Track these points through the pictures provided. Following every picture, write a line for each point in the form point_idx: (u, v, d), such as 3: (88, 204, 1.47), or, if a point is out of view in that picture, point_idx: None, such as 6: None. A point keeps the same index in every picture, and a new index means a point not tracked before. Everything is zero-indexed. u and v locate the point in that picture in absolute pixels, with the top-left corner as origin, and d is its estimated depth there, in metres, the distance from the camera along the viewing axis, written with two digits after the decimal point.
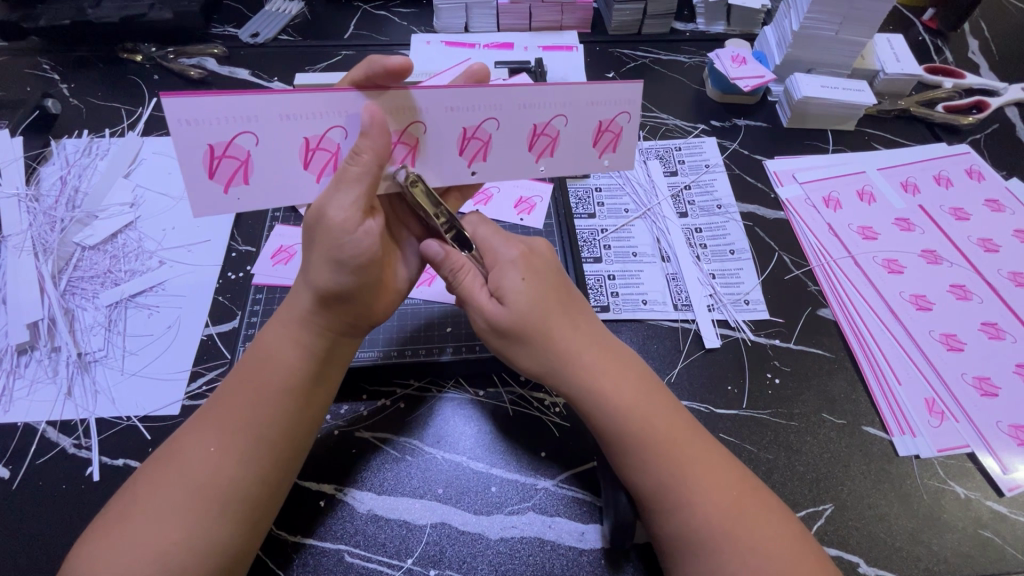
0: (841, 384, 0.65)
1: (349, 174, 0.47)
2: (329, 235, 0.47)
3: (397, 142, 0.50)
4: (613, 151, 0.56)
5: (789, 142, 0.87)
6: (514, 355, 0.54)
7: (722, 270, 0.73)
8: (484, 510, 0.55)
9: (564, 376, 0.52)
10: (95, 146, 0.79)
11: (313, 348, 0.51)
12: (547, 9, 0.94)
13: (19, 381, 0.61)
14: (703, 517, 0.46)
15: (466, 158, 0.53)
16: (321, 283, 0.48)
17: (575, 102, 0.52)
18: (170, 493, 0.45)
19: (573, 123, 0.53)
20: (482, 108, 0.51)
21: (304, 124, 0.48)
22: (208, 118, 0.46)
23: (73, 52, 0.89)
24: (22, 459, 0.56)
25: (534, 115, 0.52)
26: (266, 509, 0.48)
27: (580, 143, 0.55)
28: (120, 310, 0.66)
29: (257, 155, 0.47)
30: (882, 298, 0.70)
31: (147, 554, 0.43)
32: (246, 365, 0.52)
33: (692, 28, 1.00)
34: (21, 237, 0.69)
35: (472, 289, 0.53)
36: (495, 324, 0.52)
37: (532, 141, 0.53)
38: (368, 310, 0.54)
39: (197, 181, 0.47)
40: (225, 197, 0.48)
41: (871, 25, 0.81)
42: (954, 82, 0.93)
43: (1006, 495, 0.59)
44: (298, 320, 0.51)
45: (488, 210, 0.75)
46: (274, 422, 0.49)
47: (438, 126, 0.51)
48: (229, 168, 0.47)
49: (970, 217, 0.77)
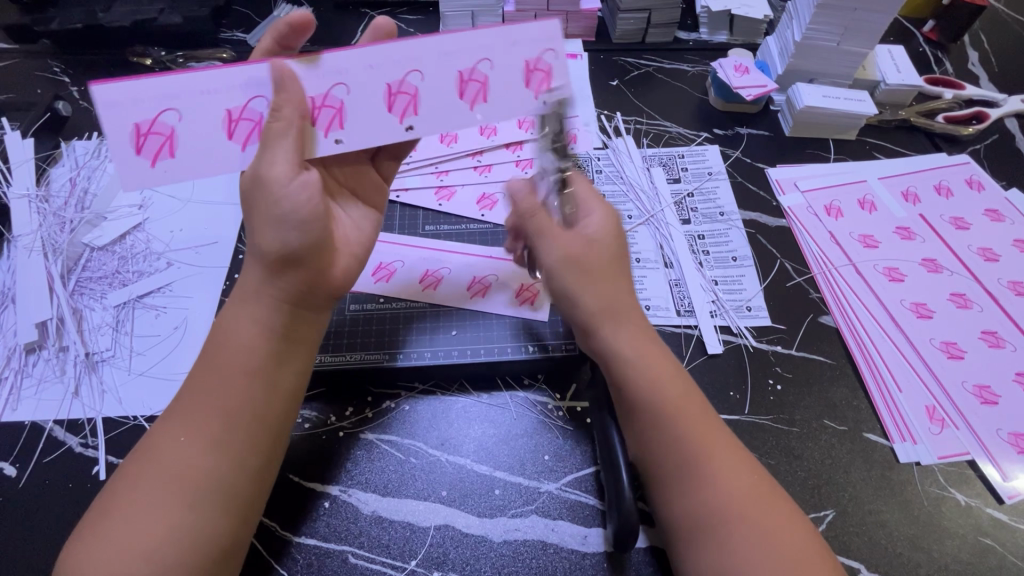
0: (843, 391, 0.66)
1: (274, 131, 0.49)
2: (267, 195, 0.48)
3: (321, 107, 0.52)
4: (546, 91, 0.56)
5: (791, 151, 0.88)
6: (575, 290, 0.55)
7: (725, 276, 0.74)
8: (488, 513, 0.55)
9: (608, 326, 0.54)
10: (104, 148, 0.80)
11: (267, 323, 0.51)
12: (553, 18, 0.96)
13: (27, 380, 0.62)
14: (711, 497, 0.48)
15: (396, 114, 0.53)
16: (269, 244, 0.49)
17: (497, 45, 0.54)
18: (150, 489, 0.46)
19: (499, 68, 0.54)
20: (400, 62, 0.53)
21: (224, 97, 0.50)
22: (133, 100, 0.49)
23: (84, 56, 0.91)
24: (29, 458, 0.56)
25: (456, 63, 0.54)
26: (253, 497, 0.49)
27: (510, 86, 0.55)
28: (127, 310, 0.66)
29: (179, 129, 0.50)
30: (883, 306, 0.71)
31: (132, 550, 0.43)
32: (208, 353, 0.51)
33: (695, 37, 1.02)
34: (31, 238, 0.70)
35: (546, 227, 0.56)
36: (569, 252, 0.55)
37: (460, 88, 0.54)
38: (324, 276, 0.53)
39: (126, 158, 0.50)
40: (154, 171, 0.51)
41: (872, 37, 0.82)
42: (955, 93, 0.94)
43: (1006, 503, 0.59)
44: (251, 293, 0.51)
45: (493, 215, 0.75)
46: (246, 407, 0.49)
47: (360, 87, 0.52)
48: (156, 143, 0.50)
49: (970, 226, 0.78)
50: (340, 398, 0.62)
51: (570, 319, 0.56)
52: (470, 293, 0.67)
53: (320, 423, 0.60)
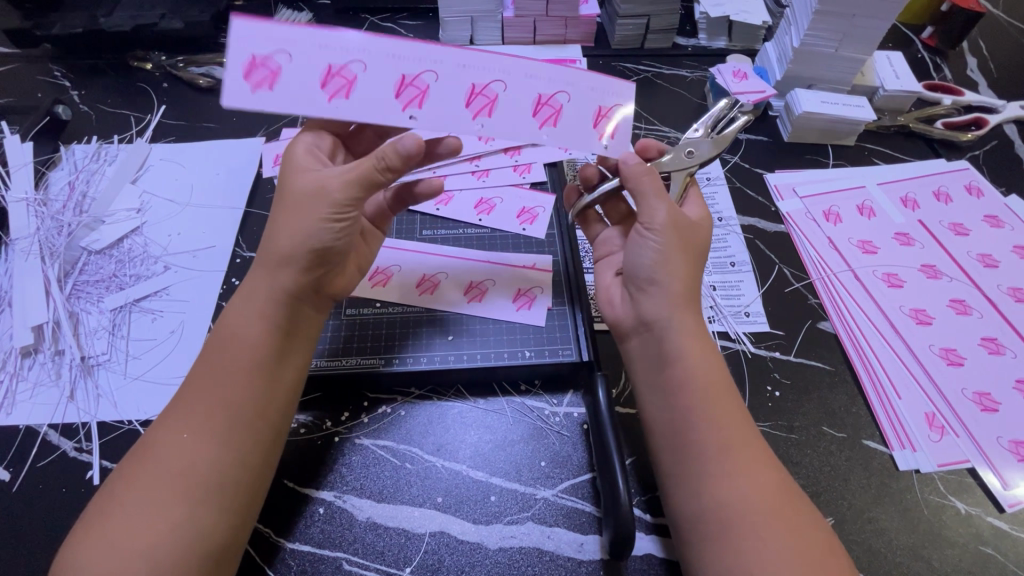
0: (841, 397, 0.66)
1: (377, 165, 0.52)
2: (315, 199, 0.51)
3: (409, 85, 0.51)
4: (612, 136, 0.57)
5: (789, 157, 0.87)
6: (674, 253, 0.55)
7: (723, 281, 0.74)
8: (484, 519, 0.55)
9: (683, 312, 0.54)
10: (104, 152, 0.80)
11: (271, 317, 0.52)
12: (552, 23, 0.96)
13: (23, 384, 0.62)
14: (737, 494, 0.47)
15: (471, 109, 0.53)
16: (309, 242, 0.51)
17: (579, 83, 0.55)
18: (148, 485, 0.45)
19: (575, 101, 0.55)
20: (490, 69, 0.53)
21: (340, 55, 0.50)
22: (262, 32, 0.49)
23: (85, 60, 0.91)
24: (23, 462, 0.56)
25: (539, 86, 0.54)
26: (253, 492, 0.48)
27: (580, 121, 0.55)
28: (124, 314, 0.66)
29: (288, 70, 0.49)
30: (882, 312, 0.71)
31: (130, 547, 0.43)
32: (209, 351, 0.51)
33: (694, 43, 1.02)
34: (29, 241, 0.70)
35: (661, 190, 0.57)
36: (677, 217, 0.56)
37: (535, 108, 0.54)
38: (330, 278, 0.57)
39: (233, 78, 0.49)
40: (250, 98, 0.49)
41: (870, 43, 0.82)
42: (953, 99, 0.94)
43: (1007, 512, 0.59)
44: (264, 293, 0.52)
45: (491, 220, 0.75)
46: (247, 401, 0.49)
47: (450, 80, 0.52)
48: (261, 75, 0.49)
49: (970, 233, 0.78)
50: (335, 404, 0.61)
51: (652, 277, 0.55)
52: (466, 297, 0.67)
53: (315, 428, 0.60)
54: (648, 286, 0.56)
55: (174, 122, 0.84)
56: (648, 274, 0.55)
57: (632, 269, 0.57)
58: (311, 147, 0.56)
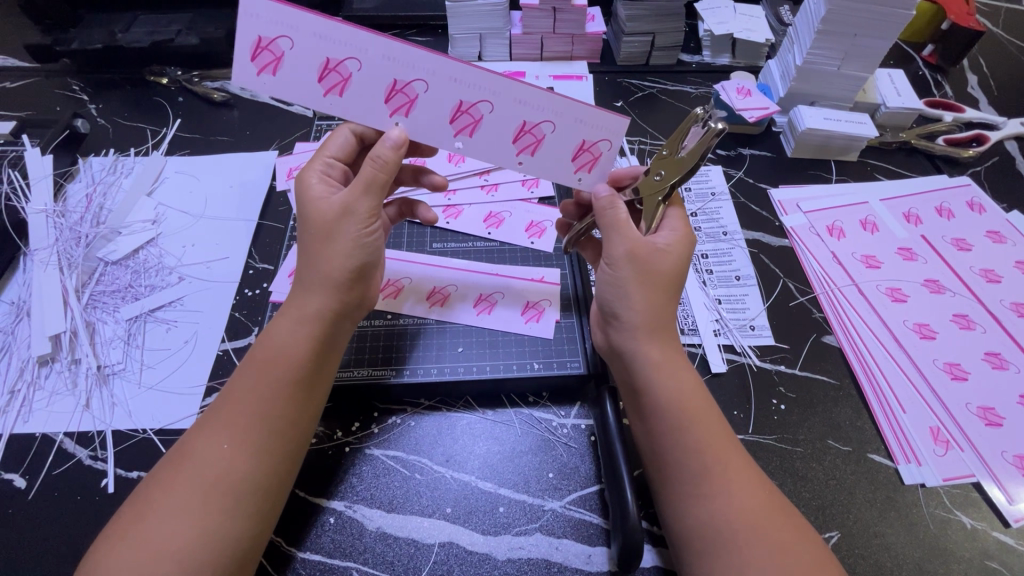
0: (847, 411, 0.66)
1: (377, 180, 0.52)
2: (330, 223, 0.52)
3: (396, 93, 0.52)
4: (588, 171, 0.57)
5: (793, 172, 0.89)
6: (631, 286, 0.54)
7: (728, 295, 0.75)
8: (492, 530, 0.56)
9: (650, 340, 0.54)
10: (121, 165, 0.82)
11: (317, 338, 0.52)
12: (559, 40, 0.98)
13: (40, 393, 0.63)
14: (726, 513, 0.47)
15: (454, 128, 0.54)
16: (336, 266, 0.52)
17: (567, 114, 0.53)
18: (183, 491, 0.46)
19: (560, 133, 0.54)
20: (480, 88, 0.52)
21: (334, 49, 0.50)
22: (266, 14, 0.49)
23: (103, 74, 0.93)
24: (39, 470, 0.57)
25: (527, 113, 0.53)
26: (275, 502, 0.49)
27: (560, 154, 0.56)
28: (139, 324, 0.68)
29: (290, 58, 0.50)
30: (885, 325, 0.71)
31: (162, 552, 0.43)
32: (250, 359, 0.52)
33: (698, 60, 1.04)
34: (47, 252, 0.71)
35: (625, 220, 0.55)
36: (639, 249, 0.54)
37: (517, 135, 0.54)
38: (366, 295, 0.58)
39: (239, 60, 0.51)
40: (256, 80, 0.52)
41: (871, 62, 0.84)
42: (954, 116, 0.96)
43: (1012, 526, 0.59)
44: (307, 315, 0.52)
45: (500, 233, 0.76)
46: (283, 412, 0.50)
47: (439, 91, 0.52)
48: (265, 60, 0.51)
49: (972, 248, 0.79)
50: (346, 414, 0.62)
51: (615, 310, 0.55)
52: (476, 309, 0.68)
53: (326, 438, 0.60)
54: (612, 320, 0.56)
55: (189, 135, 0.86)
56: (611, 306, 0.55)
57: (600, 299, 0.58)
58: (323, 174, 0.56)
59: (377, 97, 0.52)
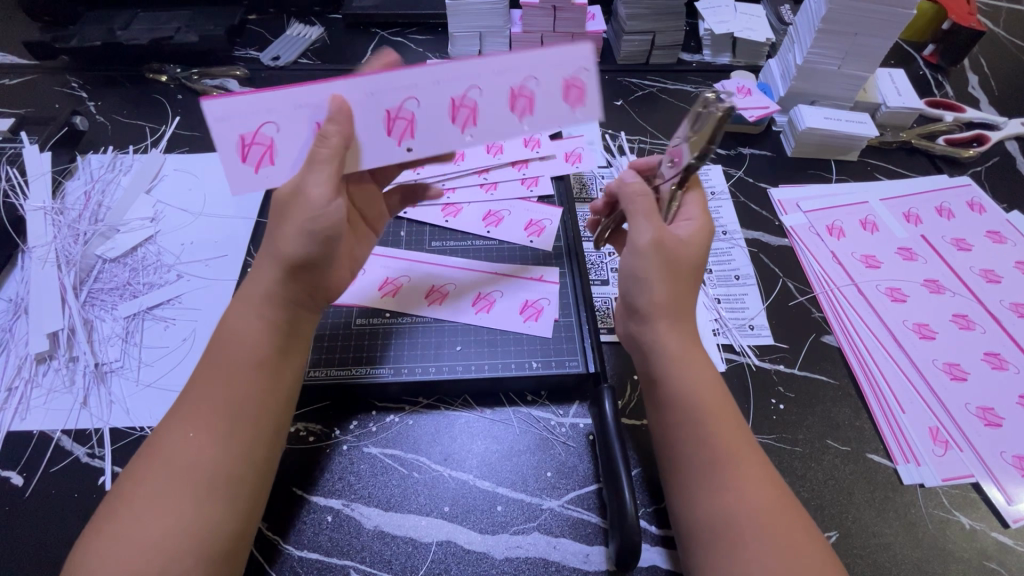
0: (846, 411, 0.66)
1: (320, 155, 0.50)
2: (301, 206, 0.50)
3: (396, 119, 0.53)
4: (582, 104, 0.56)
5: (792, 172, 0.89)
6: (655, 277, 0.53)
7: (727, 295, 0.75)
8: (490, 529, 0.55)
9: (670, 330, 0.54)
10: (119, 162, 0.82)
11: (275, 321, 0.53)
12: (559, 39, 0.97)
13: (38, 390, 0.62)
14: (743, 506, 0.47)
15: (457, 124, 0.55)
16: (287, 250, 0.51)
17: (540, 63, 0.53)
18: (155, 485, 0.46)
19: (545, 83, 0.54)
20: (461, 77, 0.53)
21: (317, 111, 0.52)
22: (239, 112, 0.51)
23: (101, 71, 0.93)
24: (36, 467, 0.57)
25: (508, 79, 0.54)
26: (256, 489, 0.49)
27: (553, 101, 0.55)
28: (137, 321, 0.67)
29: (278, 141, 0.52)
30: (885, 326, 0.71)
31: (139, 547, 0.43)
32: (211, 351, 0.52)
33: (698, 59, 1.03)
34: (45, 249, 0.71)
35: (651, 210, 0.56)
36: (663, 238, 0.54)
37: (511, 103, 0.55)
38: (330, 281, 0.56)
39: (233, 164, 0.53)
40: (256, 177, 0.54)
41: (872, 61, 0.84)
42: (954, 116, 0.95)
43: (1011, 527, 0.59)
44: (259, 297, 0.53)
45: (500, 232, 0.76)
46: (248, 399, 0.50)
47: (430, 100, 0.53)
48: (258, 153, 0.53)
49: (972, 248, 0.79)
50: (345, 413, 0.62)
51: (635, 303, 0.55)
52: (474, 308, 0.68)
53: (324, 437, 0.60)
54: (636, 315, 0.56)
55: (189, 133, 0.86)
56: (632, 300, 0.55)
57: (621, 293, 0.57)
58: None
59: (378, 133, 0.53)
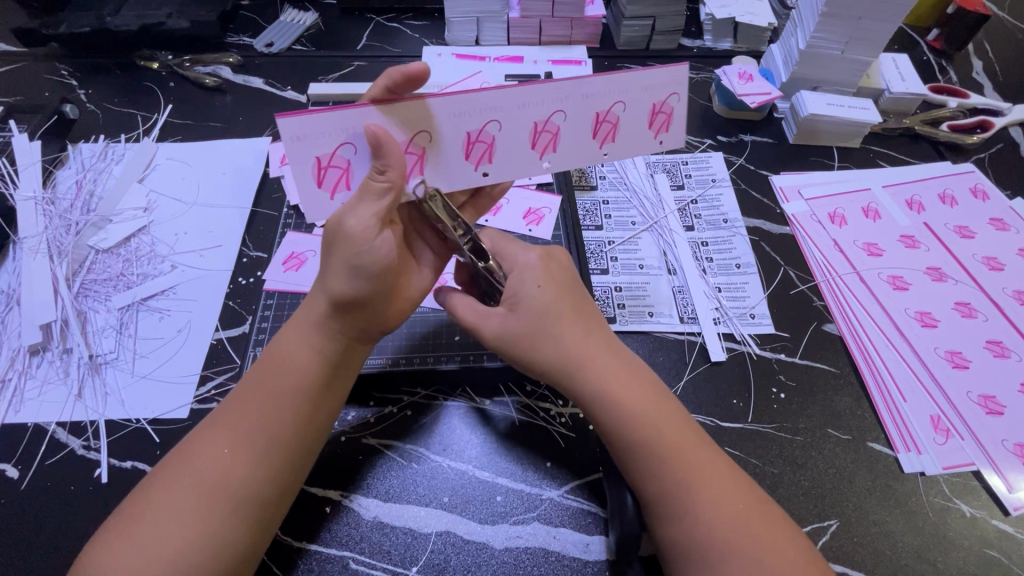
0: (847, 400, 0.65)
1: (372, 190, 0.47)
2: (347, 244, 0.47)
3: (474, 142, 0.51)
4: (665, 130, 0.55)
5: (794, 159, 0.87)
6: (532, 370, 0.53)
7: (728, 283, 0.74)
8: (490, 520, 0.55)
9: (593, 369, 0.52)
10: (111, 151, 0.81)
11: (323, 349, 0.51)
12: (557, 24, 0.95)
13: (31, 382, 0.62)
14: (715, 514, 0.46)
15: (537, 150, 0.53)
16: (336, 289, 0.48)
17: (630, 87, 0.51)
18: (181, 493, 0.45)
19: (631, 109, 0.52)
20: (550, 101, 0.50)
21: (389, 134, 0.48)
22: (312, 135, 0.47)
23: (91, 58, 0.91)
24: (32, 459, 0.57)
25: (596, 103, 0.51)
26: (275, 510, 0.48)
27: (637, 128, 0.54)
28: (131, 313, 0.67)
29: (355, 164, 0.49)
30: (887, 314, 0.71)
31: (156, 554, 0.43)
32: (260, 367, 0.52)
33: (699, 44, 1.02)
34: (36, 239, 0.70)
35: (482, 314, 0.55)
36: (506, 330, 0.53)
37: (594, 128, 0.53)
38: (380, 316, 0.53)
39: (307, 189, 0.49)
40: (333, 203, 0.50)
41: (876, 45, 0.82)
42: (958, 102, 0.94)
43: (1012, 515, 0.59)
44: (311, 324, 0.52)
45: (498, 220, 0.75)
46: (287, 425, 0.49)
47: (513, 124, 0.51)
48: (333, 177, 0.49)
49: (975, 235, 0.78)
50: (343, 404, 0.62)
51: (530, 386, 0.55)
52: None
53: None
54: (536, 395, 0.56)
55: (181, 121, 0.85)
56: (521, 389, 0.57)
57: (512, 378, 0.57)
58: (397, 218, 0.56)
59: (456, 157, 0.51)
